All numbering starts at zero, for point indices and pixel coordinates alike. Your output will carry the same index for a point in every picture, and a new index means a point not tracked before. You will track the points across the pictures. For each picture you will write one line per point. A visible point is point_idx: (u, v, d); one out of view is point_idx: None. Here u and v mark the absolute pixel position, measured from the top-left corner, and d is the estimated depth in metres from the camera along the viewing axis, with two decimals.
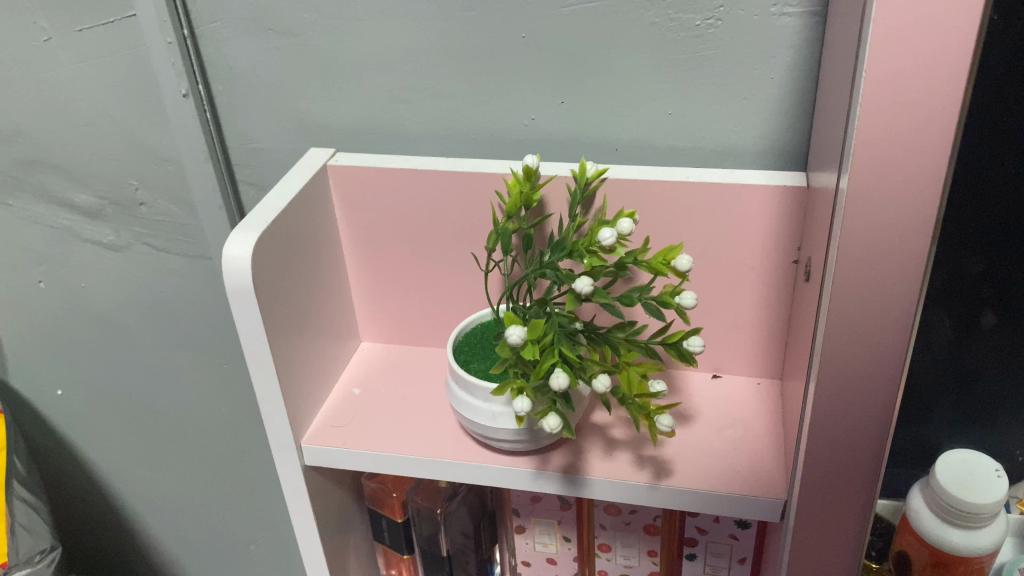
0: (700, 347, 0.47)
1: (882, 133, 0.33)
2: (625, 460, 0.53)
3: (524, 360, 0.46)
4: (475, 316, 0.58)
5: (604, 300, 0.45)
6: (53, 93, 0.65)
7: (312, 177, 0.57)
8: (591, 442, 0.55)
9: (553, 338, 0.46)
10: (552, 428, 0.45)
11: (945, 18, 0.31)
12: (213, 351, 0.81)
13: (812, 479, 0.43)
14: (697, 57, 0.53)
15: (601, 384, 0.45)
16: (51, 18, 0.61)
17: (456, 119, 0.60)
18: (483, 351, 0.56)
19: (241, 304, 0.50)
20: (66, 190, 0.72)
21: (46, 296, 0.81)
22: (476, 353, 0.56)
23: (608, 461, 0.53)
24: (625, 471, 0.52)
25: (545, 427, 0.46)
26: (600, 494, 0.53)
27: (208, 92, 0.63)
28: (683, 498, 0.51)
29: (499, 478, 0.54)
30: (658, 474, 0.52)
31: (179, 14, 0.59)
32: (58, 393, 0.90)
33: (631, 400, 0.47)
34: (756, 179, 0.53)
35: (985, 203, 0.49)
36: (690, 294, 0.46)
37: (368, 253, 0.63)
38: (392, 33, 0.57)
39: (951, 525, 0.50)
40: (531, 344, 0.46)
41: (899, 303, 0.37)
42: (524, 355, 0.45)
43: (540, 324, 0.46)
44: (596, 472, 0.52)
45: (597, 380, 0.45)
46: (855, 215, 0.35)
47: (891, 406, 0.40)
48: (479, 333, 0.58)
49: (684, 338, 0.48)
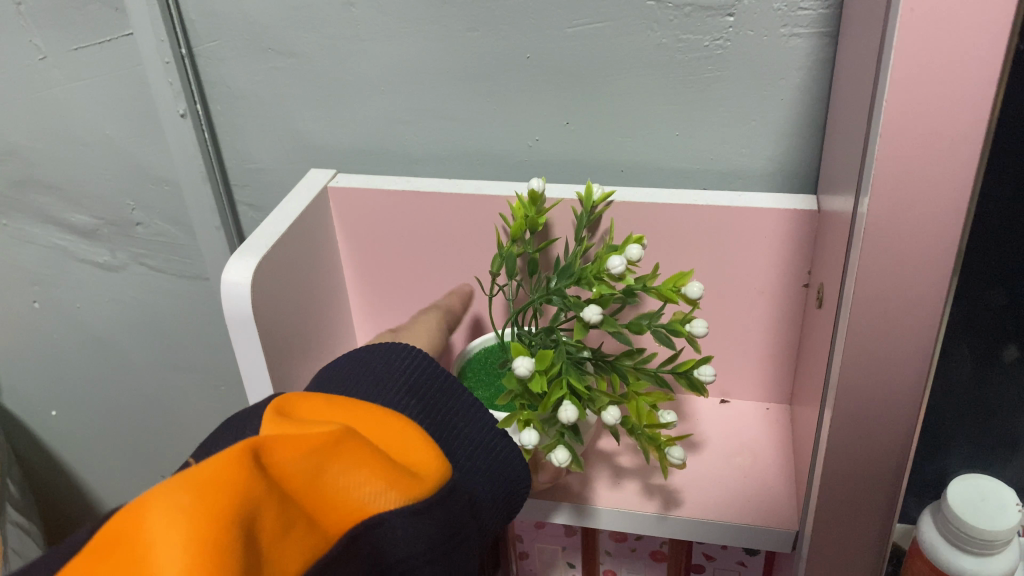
0: (711, 376, 0.46)
1: (902, 163, 0.32)
2: (632, 489, 0.52)
3: (531, 392, 0.46)
4: (479, 341, 0.57)
5: (614, 329, 0.44)
6: (48, 111, 0.64)
7: (312, 200, 0.56)
8: (598, 471, 0.54)
9: (562, 368, 0.45)
10: (562, 459, 0.44)
11: (969, 46, 0.30)
12: (210, 371, 0.80)
13: (826, 510, 0.43)
14: (704, 79, 0.52)
15: (609, 417, 0.45)
16: (46, 36, 0.60)
17: (459, 140, 0.59)
18: (489, 378, 0.55)
19: (241, 330, 0.49)
20: (60, 210, 0.71)
21: (39, 316, 0.79)
22: (480, 379, 0.55)
23: (615, 491, 0.52)
24: (633, 501, 0.51)
25: (554, 462, 0.44)
26: (607, 524, 0.52)
27: (207, 112, 0.62)
28: (693, 529, 0.50)
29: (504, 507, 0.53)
30: (666, 503, 0.51)
31: (177, 33, 0.58)
32: (51, 414, 0.89)
33: (641, 430, 0.46)
34: (766, 202, 0.52)
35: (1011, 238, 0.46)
36: (701, 322, 0.45)
37: (369, 275, 0.62)
38: (394, 54, 0.56)
39: (962, 551, 0.49)
40: (540, 375, 0.45)
41: (917, 335, 0.36)
42: (532, 387, 0.44)
43: (549, 353, 0.45)
44: (603, 502, 0.51)
45: (607, 413, 0.45)
46: (874, 246, 0.34)
47: (909, 439, 0.39)
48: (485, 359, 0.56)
49: (694, 366, 0.47)
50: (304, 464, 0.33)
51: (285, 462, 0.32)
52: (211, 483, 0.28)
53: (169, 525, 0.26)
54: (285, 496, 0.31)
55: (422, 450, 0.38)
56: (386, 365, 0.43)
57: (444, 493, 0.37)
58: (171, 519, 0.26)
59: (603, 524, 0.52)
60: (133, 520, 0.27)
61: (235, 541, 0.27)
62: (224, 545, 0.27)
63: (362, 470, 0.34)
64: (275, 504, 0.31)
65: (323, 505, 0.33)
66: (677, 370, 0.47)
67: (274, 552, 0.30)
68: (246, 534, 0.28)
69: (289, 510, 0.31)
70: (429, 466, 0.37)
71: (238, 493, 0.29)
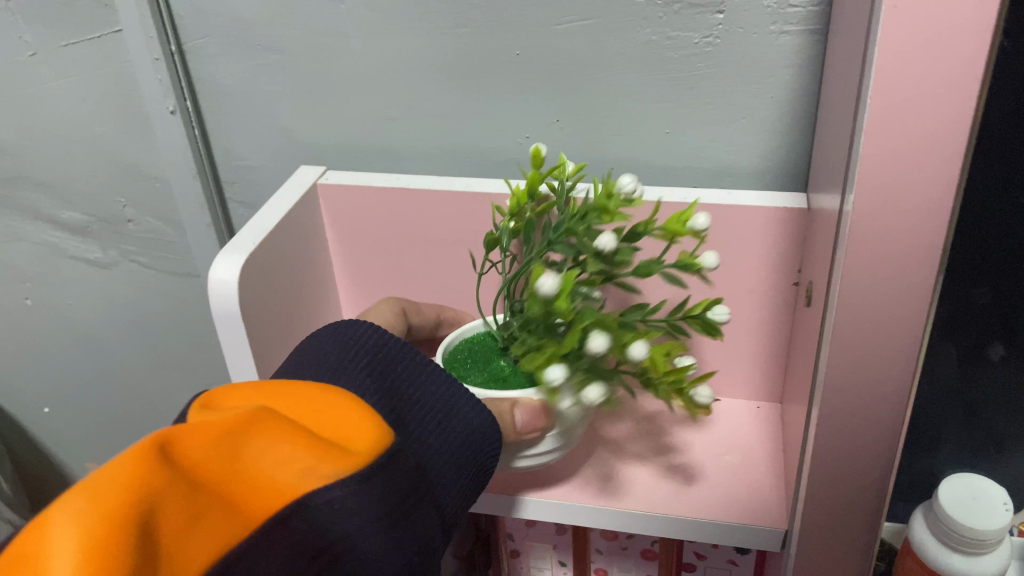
0: (726, 316, 0.44)
1: (885, 158, 0.32)
2: (665, 486, 0.52)
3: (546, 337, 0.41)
4: (461, 330, 0.52)
5: (630, 259, 0.41)
6: (37, 108, 0.64)
7: (303, 195, 0.56)
8: (633, 472, 0.53)
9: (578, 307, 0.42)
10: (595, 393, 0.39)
11: (952, 42, 0.30)
12: (201, 368, 0.80)
13: (814, 511, 0.42)
14: (693, 76, 0.52)
15: (639, 349, 0.40)
16: (35, 33, 0.60)
17: (450, 137, 0.59)
18: (482, 362, 0.50)
19: (228, 325, 0.48)
20: (51, 208, 0.71)
21: (31, 313, 0.79)
22: (468, 366, 0.49)
23: (649, 493, 0.51)
24: (669, 504, 0.50)
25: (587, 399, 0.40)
26: (634, 527, 0.51)
27: (196, 109, 0.61)
28: (708, 529, 0.49)
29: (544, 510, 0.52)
30: (682, 506, 0.50)
31: (166, 29, 0.58)
32: (44, 411, 0.89)
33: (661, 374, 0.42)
34: (755, 200, 0.52)
35: (1001, 237, 0.46)
36: (712, 255, 0.43)
37: (359, 273, 0.62)
38: (383, 50, 0.56)
39: (952, 550, 0.49)
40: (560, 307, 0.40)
41: (903, 334, 0.36)
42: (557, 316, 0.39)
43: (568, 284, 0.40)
44: (640, 504, 0.50)
45: (634, 349, 0.40)
46: (859, 242, 0.34)
47: (896, 440, 0.39)
48: (469, 344, 0.51)
49: (709, 306, 0.44)
50: (211, 450, 0.30)
51: (190, 452, 0.30)
52: (104, 483, 0.26)
53: (58, 536, 0.25)
54: (197, 486, 0.29)
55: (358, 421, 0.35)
56: (326, 349, 0.42)
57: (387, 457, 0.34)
58: (61, 526, 0.25)
59: (620, 526, 0.51)
60: (25, 537, 0.25)
61: (127, 539, 0.25)
62: (112, 546, 0.25)
63: (288, 447, 0.32)
64: (185, 494, 0.28)
65: (247, 490, 0.31)
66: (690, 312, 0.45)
67: (190, 545, 0.28)
68: (141, 530, 0.26)
69: (203, 499, 0.29)
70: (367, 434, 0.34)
71: (131, 486, 0.27)
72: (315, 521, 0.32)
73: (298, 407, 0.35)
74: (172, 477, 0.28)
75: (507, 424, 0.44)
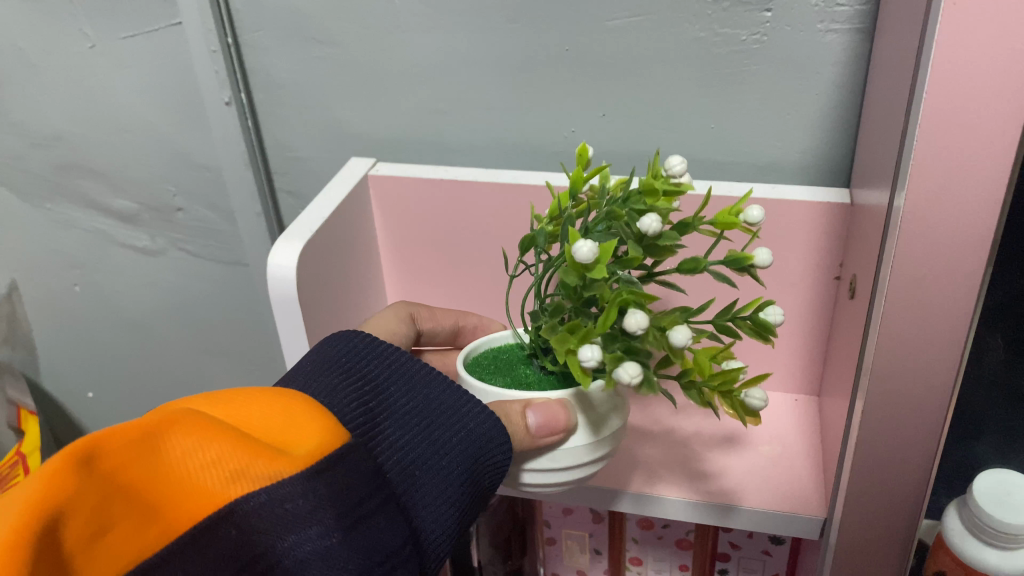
0: (779, 318, 0.40)
1: (939, 152, 0.33)
2: (715, 482, 0.52)
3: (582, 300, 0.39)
4: (485, 339, 0.49)
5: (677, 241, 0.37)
6: (94, 98, 0.66)
7: (354, 184, 0.58)
8: (686, 466, 0.54)
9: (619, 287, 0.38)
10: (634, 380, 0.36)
11: (1011, 38, 0.31)
12: (242, 355, 0.82)
13: (856, 500, 0.43)
14: (740, 73, 0.53)
15: (680, 336, 0.36)
16: (95, 25, 0.62)
17: (498, 130, 0.60)
18: (506, 368, 0.47)
19: (285, 309, 0.50)
20: (103, 196, 0.72)
21: (80, 299, 0.82)
22: (495, 371, 0.47)
23: (703, 485, 0.52)
24: (722, 496, 0.51)
25: (623, 378, 0.36)
26: (684, 515, 0.51)
27: (250, 100, 0.63)
28: (753, 517, 0.50)
29: (599, 498, 0.53)
30: (727, 496, 0.51)
31: (223, 22, 0.59)
32: (89, 394, 0.91)
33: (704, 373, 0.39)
34: (800, 196, 0.53)
35: None
36: (765, 254, 0.39)
37: (405, 263, 0.63)
38: (435, 44, 0.57)
39: (986, 545, 0.48)
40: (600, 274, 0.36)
41: (951, 325, 0.36)
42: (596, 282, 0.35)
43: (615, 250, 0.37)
44: (695, 496, 0.51)
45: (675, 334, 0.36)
46: (909, 233, 0.35)
47: (939, 428, 0.39)
48: (495, 353, 0.49)
49: (760, 307, 0.40)
50: (138, 453, 0.30)
51: (118, 454, 0.29)
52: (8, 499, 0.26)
53: None
54: (116, 490, 0.29)
55: (305, 426, 0.34)
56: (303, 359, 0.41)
57: (331, 458, 0.33)
58: None
59: (657, 514, 0.52)
60: None
61: (26, 548, 0.25)
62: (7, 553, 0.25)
63: (223, 447, 0.31)
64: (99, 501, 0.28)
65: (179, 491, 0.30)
66: (740, 316, 0.41)
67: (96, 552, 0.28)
68: (44, 539, 0.26)
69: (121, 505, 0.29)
70: (309, 439, 0.34)
71: (39, 494, 0.26)
72: (251, 526, 0.31)
73: (248, 409, 0.34)
74: (91, 480, 0.28)
75: (517, 426, 0.41)
